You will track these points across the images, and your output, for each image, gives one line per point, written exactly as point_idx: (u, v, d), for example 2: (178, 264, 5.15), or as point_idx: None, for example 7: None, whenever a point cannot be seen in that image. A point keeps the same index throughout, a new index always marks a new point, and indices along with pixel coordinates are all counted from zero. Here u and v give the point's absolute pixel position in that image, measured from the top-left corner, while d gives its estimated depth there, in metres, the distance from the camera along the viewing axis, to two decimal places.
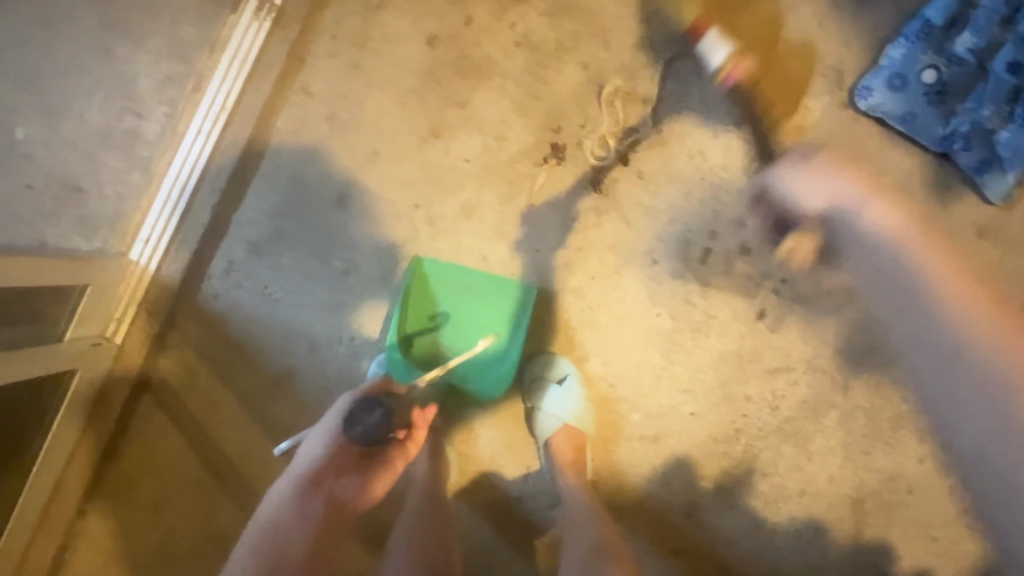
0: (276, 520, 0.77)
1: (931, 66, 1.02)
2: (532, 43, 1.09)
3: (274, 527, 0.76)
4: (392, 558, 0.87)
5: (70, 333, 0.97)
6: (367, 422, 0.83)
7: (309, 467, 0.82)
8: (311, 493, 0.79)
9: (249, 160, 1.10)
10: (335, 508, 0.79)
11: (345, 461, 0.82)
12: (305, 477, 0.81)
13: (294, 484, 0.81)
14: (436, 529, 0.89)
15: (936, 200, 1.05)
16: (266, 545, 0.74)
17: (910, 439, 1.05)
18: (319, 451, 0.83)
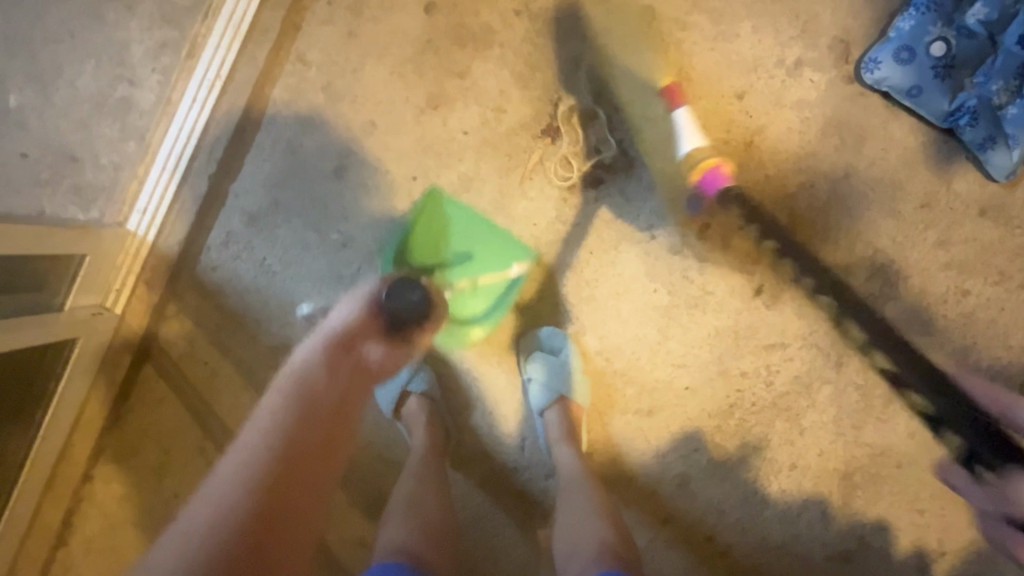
0: (304, 377, 0.62)
1: (941, 38, 0.98)
2: (532, 11, 1.07)
3: (298, 379, 0.62)
4: (389, 523, 0.84)
5: (70, 302, 0.98)
6: (406, 299, 0.70)
7: (342, 327, 0.68)
8: (343, 352, 0.66)
9: (244, 130, 1.08)
10: (365, 373, 0.67)
11: (378, 329, 0.70)
12: (339, 337, 0.67)
13: (325, 341, 0.66)
14: (434, 495, 0.91)
15: (938, 177, 1.05)
16: (294, 405, 0.59)
17: (901, 415, 1.06)
18: (354, 312, 0.70)
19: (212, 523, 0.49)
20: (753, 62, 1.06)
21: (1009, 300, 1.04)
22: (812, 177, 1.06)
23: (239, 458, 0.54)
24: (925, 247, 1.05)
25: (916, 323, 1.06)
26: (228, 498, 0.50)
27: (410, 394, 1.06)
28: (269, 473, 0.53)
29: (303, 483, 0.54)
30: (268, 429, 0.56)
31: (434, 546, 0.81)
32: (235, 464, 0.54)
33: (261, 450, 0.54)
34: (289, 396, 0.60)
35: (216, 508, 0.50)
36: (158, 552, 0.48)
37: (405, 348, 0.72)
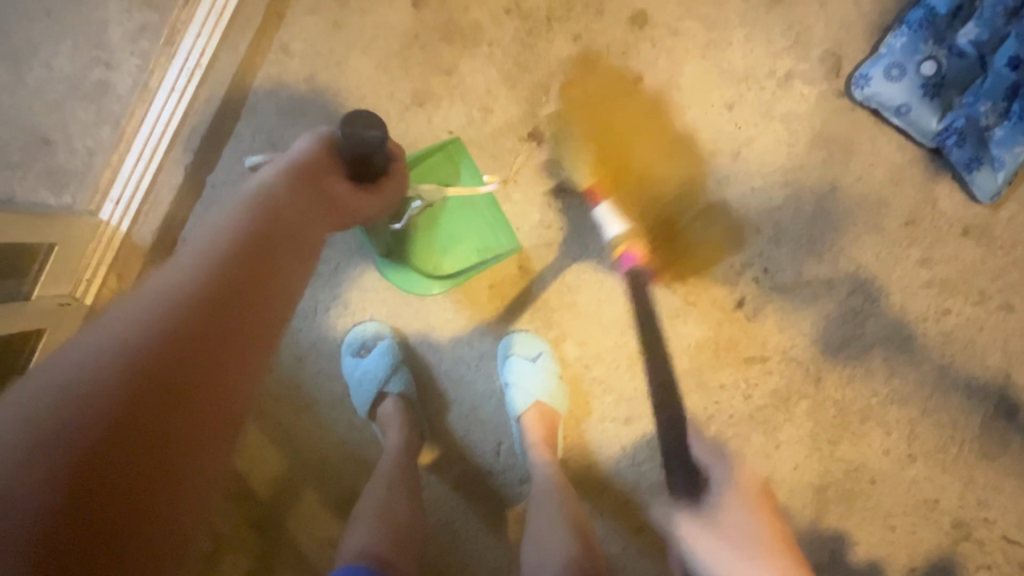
0: (269, 187, 0.63)
1: (931, 57, 0.98)
2: (522, 9, 1.05)
3: (267, 182, 0.64)
4: (356, 528, 0.82)
5: (36, 293, 0.95)
6: (363, 137, 0.72)
7: (305, 156, 0.70)
8: (307, 169, 0.68)
9: (224, 120, 1.07)
10: (326, 202, 0.69)
11: (341, 164, 0.73)
12: (302, 163, 0.69)
13: (288, 164, 0.67)
14: (403, 501, 0.89)
15: (923, 194, 1.04)
16: (255, 210, 0.59)
17: (876, 432, 1.06)
18: (321, 142, 0.72)
19: (162, 296, 0.48)
20: (743, 72, 1.05)
21: (987, 320, 1.04)
22: (799, 190, 1.05)
23: (195, 246, 0.53)
24: (907, 265, 1.05)
25: (895, 340, 1.06)
26: (182, 274, 0.50)
27: (386, 394, 1.04)
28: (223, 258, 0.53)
29: (262, 273, 0.55)
30: (224, 228, 0.56)
31: (401, 552, 0.79)
32: (190, 252, 0.53)
33: (217, 242, 0.54)
34: (248, 206, 0.60)
35: (164, 286, 0.49)
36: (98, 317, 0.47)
37: (366, 191, 0.75)
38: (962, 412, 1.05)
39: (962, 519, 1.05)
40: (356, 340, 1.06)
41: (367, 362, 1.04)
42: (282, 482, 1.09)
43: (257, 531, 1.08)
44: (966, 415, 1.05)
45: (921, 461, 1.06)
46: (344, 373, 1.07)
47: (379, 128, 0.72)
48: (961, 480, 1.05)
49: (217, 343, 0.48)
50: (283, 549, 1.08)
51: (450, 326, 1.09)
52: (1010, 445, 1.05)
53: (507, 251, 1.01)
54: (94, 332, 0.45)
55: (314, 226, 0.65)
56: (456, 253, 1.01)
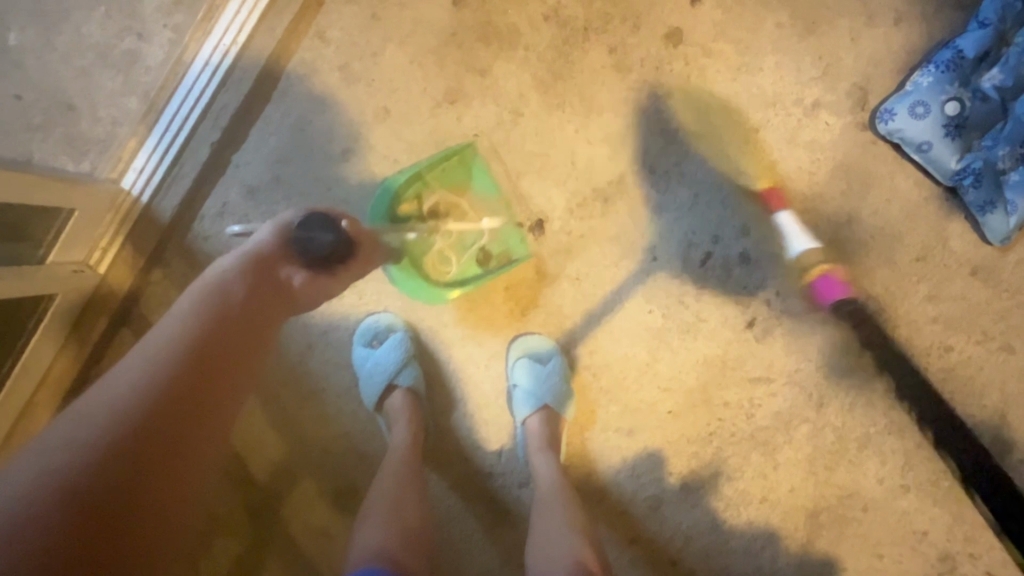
0: (216, 297, 0.63)
1: (955, 99, 1.00)
2: (561, 17, 1.06)
3: (216, 292, 0.63)
4: (367, 524, 0.82)
5: (52, 258, 0.94)
6: (313, 239, 0.70)
7: (260, 252, 0.69)
8: (258, 271, 0.67)
9: (255, 101, 1.05)
10: (277, 299, 0.68)
11: (298, 255, 0.71)
12: (255, 262, 0.68)
13: (239, 264, 0.66)
14: (413, 501, 0.88)
15: (936, 232, 1.06)
16: (194, 329, 0.60)
17: (873, 461, 1.08)
18: (275, 237, 0.70)
19: (73, 445, 0.50)
20: (773, 97, 1.07)
21: (987, 359, 1.07)
22: (816, 217, 1.07)
23: (120, 380, 0.55)
24: (915, 299, 1.07)
25: (898, 372, 1.08)
26: (100, 421, 0.52)
27: (394, 387, 1.04)
28: (143, 400, 0.54)
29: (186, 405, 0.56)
30: (153, 353, 0.57)
31: (409, 547, 0.79)
32: (121, 381, 0.55)
33: (144, 377, 0.55)
34: (184, 322, 0.60)
35: (76, 432, 0.51)
36: (16, 460, 0.50)
37: (326, 279, 0.72)
38: None
39: (948, 553, 1.07)
40: (368, 330, 1.07)
41: (379, 354, 1.04)
42: (279, 467, 1.09)
43: (251, 514, 1.07)
44: None
45: (913, 493, 1.07)
46: (354, 364, 1.07)
47: (333, 232, 0.70)
48: (950, 513, 1.07)
49: (126, 492, 0.51)
50: (277, 535, 1.08)
51: (463, 324, 1.09)
52: None
53: (523, 254, 1.03)
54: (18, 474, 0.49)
55: (259, 332, 0.65)
56: (468, 263, 1.04)
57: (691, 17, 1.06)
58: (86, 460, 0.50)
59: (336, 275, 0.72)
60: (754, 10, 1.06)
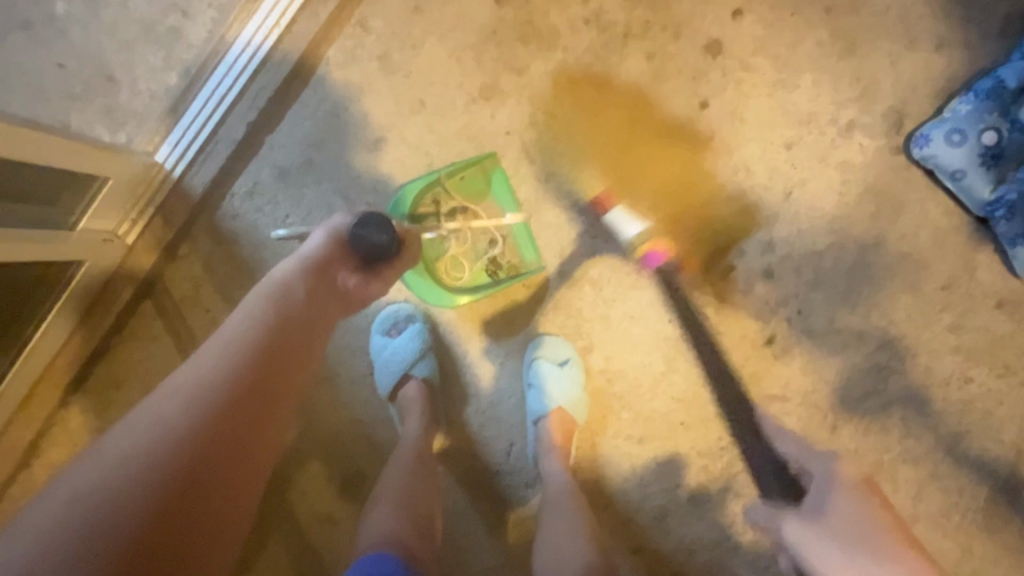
0: (282, 297, 0.67)
1: (993, 128, 0.99)
2: (601, 21, 1.06)
3: (281, 291, 0.67)
4: (377, 509, 0.82)
5: (82, 225, 0.95)
6: (371, 242, 0.73)
7: (318, 254, 0.72)
8: (317, 273, 0.70)
9: (292, 84, 1.06)
10: (332, 300, 0.72)
11: (353, 259, 0.74)
12: (314, 263, 0.71)
13: (299, 265, 0.70)
14: (424, 493, 0.88)
15: (963, 261, 1.05)
16: (264, 328, 0.64)
17: (884, 488, 1.07)
18: (331, 240, 0.73)
19: (153, 443, 0.54)
20: (808, 115, 1.06)
21: (1007, 395, 1.05)
22: (843, 238, 1.06)
23: (188, 382, 0.59)
24: (938, 328, 1.06)
25: (916, 401, 1.06)
26: (185, 409, 0.57)
27: (410, 376, 1.04)
28: (213, 404, 0.58)
29: (250, 409, 0.60)
30: (219, 358, 0.61)
31: (420, 534, 0.80)
32: (201, 373, 0.59)
33: (220, 371, 0.60)
34: (249, 326, 0.63)
35: (153, 431, 0.55)
36: (96, 456, 0.54)
37: (375, 280, 0.76)
38: (970, 482, 1.06)
39: None
40: (387, 319, 1.07)
41: (396, 343, 1.05)
42: (291, 449, 1.09)
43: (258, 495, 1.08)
44: (973, 485, 1.06)
45: (923, 523, 1.06)
46: (371, 352, 1.07)
47: (386, 237, 0.73)
48: (959, 548, 1.06)
49: (211, 474, 0.56)
50: (281, 518, 1.08)
51: (481, 320, 1.09)
52: (1012, 522, 1.05)
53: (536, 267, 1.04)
54: (118, 453, 0.54)
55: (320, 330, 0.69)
56: (482, 270, 1.04)
57: (731, 30, 1.06)
58: (162, 458, 0.54)
59: (384, 276, 0.76)
60: (796, 26, 1.06)
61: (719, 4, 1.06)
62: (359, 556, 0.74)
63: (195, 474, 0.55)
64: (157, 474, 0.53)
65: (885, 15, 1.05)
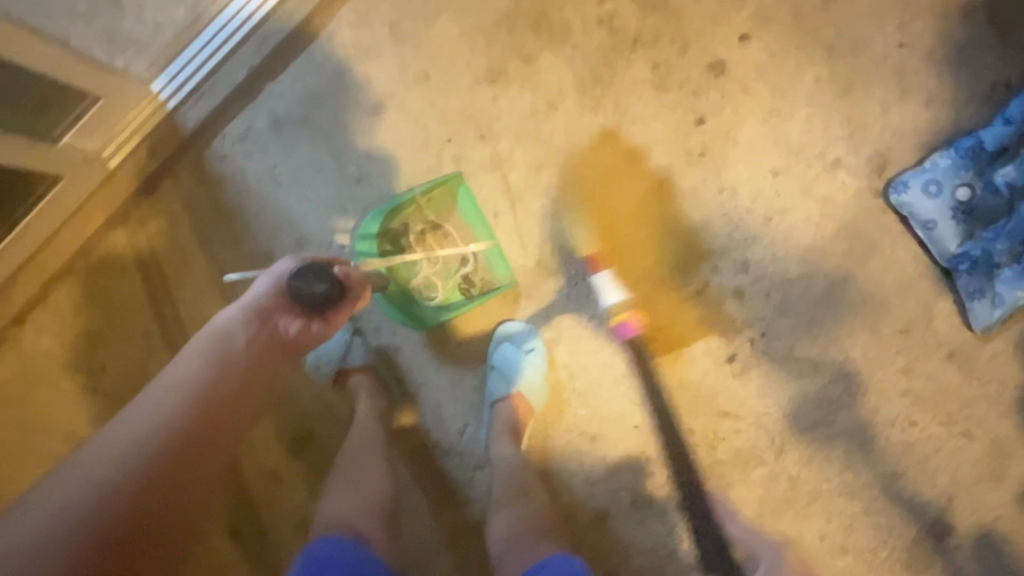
0: (223, 348, 0.72)
1: (967, 185, 1.05)
2: (613, 24, 1.08)
3: (222, 342, 0.72)
4: (334, 489, 0.87)
5: (66, 139, 0.94)
6: (311, 289, 0.74)
7: (260, 302, 0.76)
8: (259, 321, 0.75)
9: (300, 37, 1.06)
10: (274, 349, 0.76)
11: (294, 306, 0.76)
12: (256, 311, 0.75)
13: (242, 314, 0.74)
14: (379, 478, 0.91)
15: (923, 309, 1.09)
16: (203, 377, 0.69)
17: (819, 516, 1.10)
18: (274, 288, 0.77)
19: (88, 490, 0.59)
20: (797, 146, 1.09)
21: (946, 443, 1.09)
22: (814, 270, 1.10)
23: (123, 428, 0.64)
24: (891, 369, 1.10)
25: (861, 437, 1.10)
26: (120, 458, 0.61)
27: (348, 369, 1.07)
28: (145, 451, 0.63)
29: (185, 457, 0.65)
30: (158, 404, 0.66)
31: (371, 523, 0.83)
32: (137, 421, 0.64)
33: (157, 420, 0.65)
34: (188, 376, 0.69)
35: (87, 477, 0.59)
36: (31, 500, 0.58)
37: (318, 325, 0.76)
38: (900, 522, 1.09)
39: None
40: None
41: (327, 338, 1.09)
42: None
43: None
44: (903, 525, 1.09)
45: (851, 555, 1.10)
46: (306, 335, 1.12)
47: (323, 285, 0.74)
48: None
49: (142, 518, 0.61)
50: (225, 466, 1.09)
51: None
52: (934, 566, 1.09)
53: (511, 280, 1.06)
54: (55, 496, 0.58)
55: (260, 379, 0.74)
56: (454, 287, 1.06)
57: (736, 52, 1.09)
58: (89, 504, 0.58)
59: (328, 321, 0.77)
60: (798, 59, 1.09)
61: (728, 26, 1.09)
62: (312, 539, 0.77)
63: (128, 519, 0.60)
64: (88, 521, 0.57)
65: (882, 63, 1.09)
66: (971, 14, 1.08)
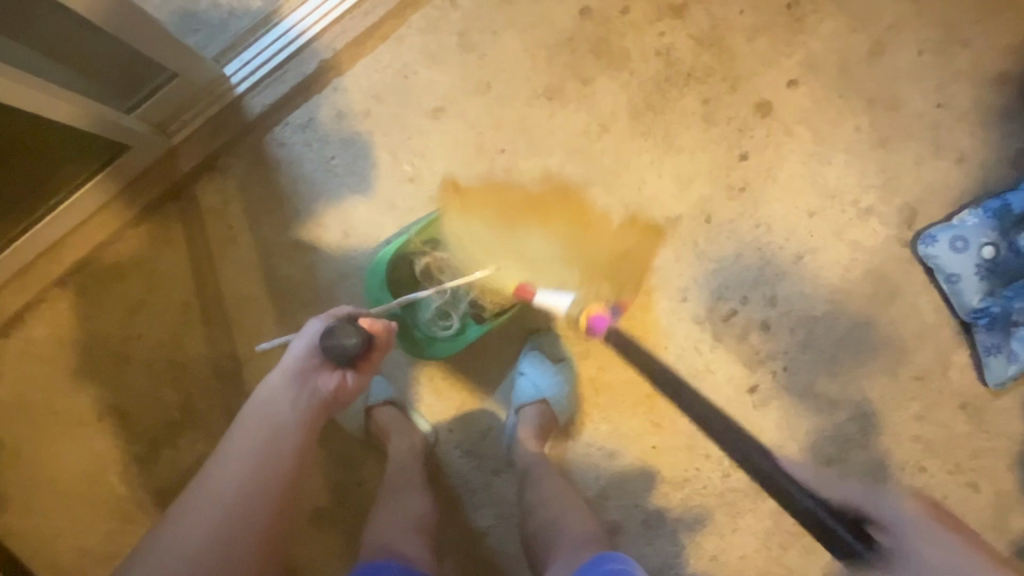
0: (273, 412, 0.74)
1: (992, 244, 1.09)
2: (670, 56, 1.13)
3: (272, 406, 0.75)
4: (379, 519, 0.90)
5: (138, 112, 0.98)
6: (342, 343, 0.77)
7: (299, 364, 0.78)
8: (302, 382, 0.77)
9: (371, 37, 1.10)
10: (319, 407, 0.77)
11: (331, 362, 0.79)
12: (296, 373, 0.78)
13: (285, 378, 0.77)
14: (415, 497, 0.95)
15: (939, 358, 1.13)
16: (259, 443, 0.71)
17: (824, 552, 1.12)
18: (309, 346, 0.80)
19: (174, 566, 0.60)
20: (833, 190, 1.14)
21: (953, 492, 1.11)
22: (839, 311, 1.13)
23: (195, 510, 0.65)
24: (905, 414, 1.12)
25: (872, 478, 1.12)
26: (195, 531, 0.63)
27: (373, 408, 1.07)
28: (218, 522, 0.64)
29: (254, 527, 0.65)
30: (221, 478, 0.67)
31: (418, 540, 0.86)
32: (204, 495, 0.66)
33: (224, 490, 0.66)
34: (246, 443, 0.71)
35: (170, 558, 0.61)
36: None
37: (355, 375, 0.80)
38: None
39: None
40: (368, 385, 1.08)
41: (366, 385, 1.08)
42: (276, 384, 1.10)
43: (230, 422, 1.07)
44: None
45: None
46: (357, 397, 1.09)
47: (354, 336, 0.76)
48: None
49: None
50: None
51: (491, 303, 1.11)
52: None
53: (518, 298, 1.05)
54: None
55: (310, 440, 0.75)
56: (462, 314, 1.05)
57: (784, 95, 1.14)
58: None
59: (363, 370, 0.80)
60: (841, 108, 1.14)
61: (779, 70, 1.14)
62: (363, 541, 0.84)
63: None
64: None
65: (921, 120, 1.14)
66: (1007, 83, 1.14)
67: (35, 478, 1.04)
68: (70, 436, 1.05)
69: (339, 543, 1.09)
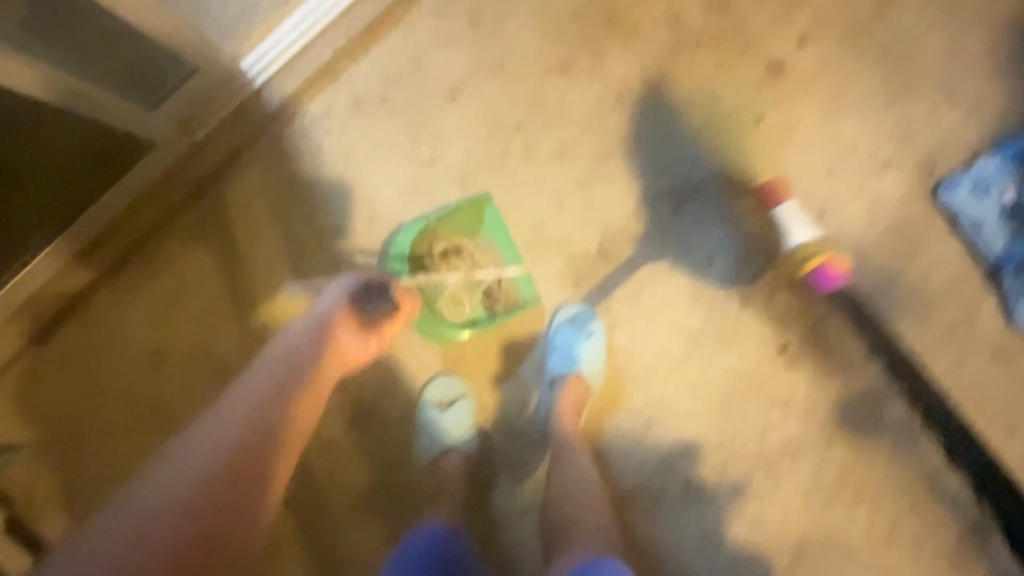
0: (296, 349, 0.82)
1: (1015, 188, 1.10)
2: (680, 23, 1.14)
3: (297, 344, 0.82)
4: None
5: (164, 109, 0.98)
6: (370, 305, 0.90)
7: (325, 313, 0.87)
8: (326, 327, 0.85)
9: (383, 24, 1.11)
10: (337, 351, 0.85)
11: (354, 317, 0.88)
12: (321, 319, 0.86)
13: (310, 322, 0.85)
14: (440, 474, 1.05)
15: (970, 306, 1.12)
16: (284, 373, 0.79)
17: (865, 507, 1.12)
18: (336, 299, 0.89)
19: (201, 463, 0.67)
20: (851, 146, 1.14)
21: (992, 440, 1.11)
22: (864, 266, 1.13)
23: (221, 422, 0.72)
24: (938, 365, 1.12)
25: (909, 431, 1.12)
26: (223, 437, 0.70)
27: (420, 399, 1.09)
28: (243, 431, 0.71)
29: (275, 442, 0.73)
30: (247, 397, 0.75)
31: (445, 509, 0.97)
32: (230, 410, 0.73)
33: (251, 407, 0.74)
34: (271, 374, 0.78)
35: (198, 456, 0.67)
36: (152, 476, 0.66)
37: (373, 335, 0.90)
38: (946, 517, 1.11)
39: None
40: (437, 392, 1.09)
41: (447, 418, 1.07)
42: None
43: None
44: (950, 520, 1.10)
45: (896, 548, 1.11)
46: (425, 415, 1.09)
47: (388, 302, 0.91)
48: None
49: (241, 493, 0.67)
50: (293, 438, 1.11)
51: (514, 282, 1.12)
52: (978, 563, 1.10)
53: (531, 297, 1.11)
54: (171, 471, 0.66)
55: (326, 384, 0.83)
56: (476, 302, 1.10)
57: (796, 55, 1.14)
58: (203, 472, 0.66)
59: (379, 334, 0.91)
60: (854, 64, 1.15)
61: (789, 31, 1.14)
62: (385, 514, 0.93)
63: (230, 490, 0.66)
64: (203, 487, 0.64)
65: (934, 70, 1.14)
66: (1018, 29, 1.14)
67: (81, 477, 1.06)
68: (113, 435, 1.06)
69: (382, 526, 1.10)
